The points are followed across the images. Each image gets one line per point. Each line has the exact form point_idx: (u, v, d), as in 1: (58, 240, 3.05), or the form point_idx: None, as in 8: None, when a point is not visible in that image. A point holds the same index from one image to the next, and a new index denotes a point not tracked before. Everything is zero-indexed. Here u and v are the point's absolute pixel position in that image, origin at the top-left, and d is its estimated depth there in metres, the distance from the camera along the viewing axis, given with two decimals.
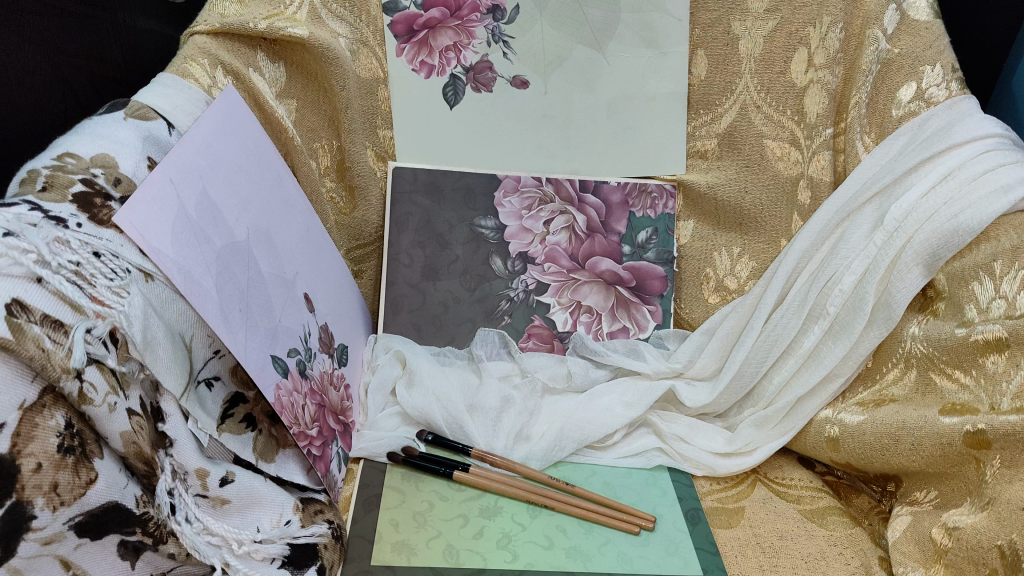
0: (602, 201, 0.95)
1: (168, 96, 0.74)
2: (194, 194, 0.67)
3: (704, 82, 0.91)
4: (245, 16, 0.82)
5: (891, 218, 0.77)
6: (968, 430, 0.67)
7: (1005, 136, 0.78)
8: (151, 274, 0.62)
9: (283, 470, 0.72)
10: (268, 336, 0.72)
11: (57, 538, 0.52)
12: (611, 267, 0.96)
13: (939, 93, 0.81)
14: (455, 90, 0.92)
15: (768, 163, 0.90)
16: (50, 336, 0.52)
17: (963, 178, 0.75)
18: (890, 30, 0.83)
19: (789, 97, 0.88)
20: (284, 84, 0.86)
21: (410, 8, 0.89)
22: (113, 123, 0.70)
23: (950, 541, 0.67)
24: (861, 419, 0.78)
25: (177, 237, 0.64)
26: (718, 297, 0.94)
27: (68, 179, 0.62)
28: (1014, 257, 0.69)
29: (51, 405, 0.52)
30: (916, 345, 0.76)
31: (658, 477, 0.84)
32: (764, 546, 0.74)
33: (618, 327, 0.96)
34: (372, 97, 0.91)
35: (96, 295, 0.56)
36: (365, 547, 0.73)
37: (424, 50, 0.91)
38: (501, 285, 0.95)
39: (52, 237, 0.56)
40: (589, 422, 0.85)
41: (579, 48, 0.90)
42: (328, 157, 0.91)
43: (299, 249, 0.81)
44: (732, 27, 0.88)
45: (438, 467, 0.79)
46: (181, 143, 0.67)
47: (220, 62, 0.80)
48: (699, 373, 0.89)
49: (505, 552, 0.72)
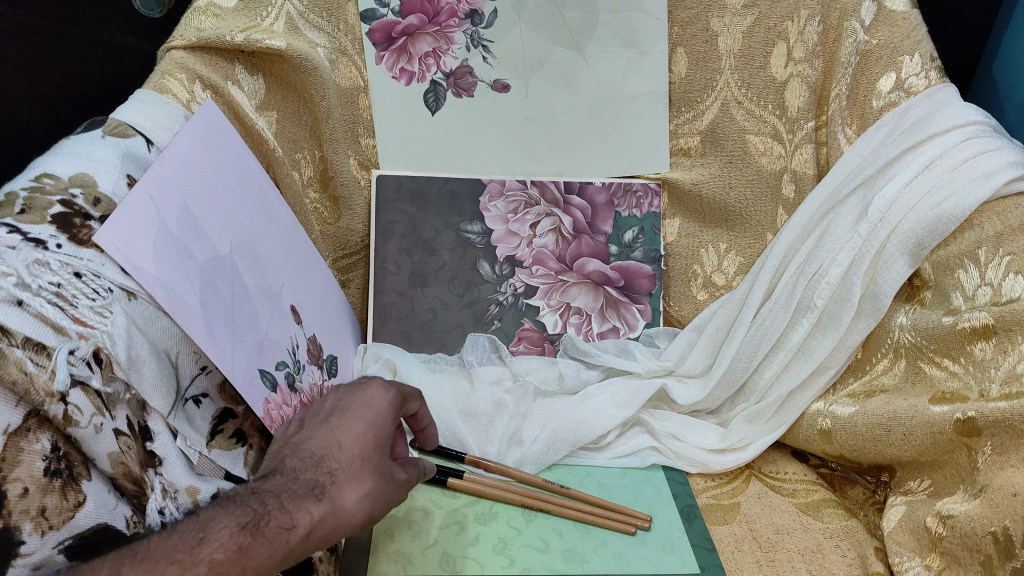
0: (587, 201, 0.95)
1: (146, 112, 0.74)
2: (174, 210, 0.67)
3: (685, 80, 0.90)
4: (222, 29, 0.82)
5: (875, 208, 0.77)
6: (959, 418, 0.67)
7: (987, 123, 0.78)
8: (134, 292, 0.62)
9: None
10: (255, 348, 0.72)
11: (48, 563, 0.51)
12: (599, 267, 0.95)
13: (918, 83, 0.81)
14: (436, 96, 0.91)
15: (752, 158, 0.89)
16: (33, 359, 0.52)
17: (945, 167, 0.75)
18: (867, 22, 0.83)
19: (770, 92, 0.88)
20: (264, 96, 0.86)
21: (387, 15, 0.89)
22: (92, 142, 0.70)
23: (945, 529, 0.67)
24: (853, 410, 0.78)
25: (160, 255, 0.64)
26: (706, 294, 0.95)
27: (47, 201, 0.62)
28: (998, 244, 0.70)
29: (36, 429, 0.52)
30: (904, 335, 0.76)
31: (653, 477, 0.83)
32: (760, 540, 0.75)
33: (608, 328, 0.96)
34: (353, 105, 0.90)
35: (78, 316, 0.57)
36: (360, 558, 0.72)
37: (403, 58, 0.90)
38: (489, 290, 0.95)
39: (32, 259, 0.57)
40: (583, 425, 0.84)
41: (558, 49, 0.90)
42: (311, 168, 0.91)
43: (284, 261, 0.81)
44: (711, 23, 0.87)
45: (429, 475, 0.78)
46: (160, 159, 0.68)
47: (197, 76, 0.79)
48: (690, 370, 0.89)
49: (501, 557, 0.72)
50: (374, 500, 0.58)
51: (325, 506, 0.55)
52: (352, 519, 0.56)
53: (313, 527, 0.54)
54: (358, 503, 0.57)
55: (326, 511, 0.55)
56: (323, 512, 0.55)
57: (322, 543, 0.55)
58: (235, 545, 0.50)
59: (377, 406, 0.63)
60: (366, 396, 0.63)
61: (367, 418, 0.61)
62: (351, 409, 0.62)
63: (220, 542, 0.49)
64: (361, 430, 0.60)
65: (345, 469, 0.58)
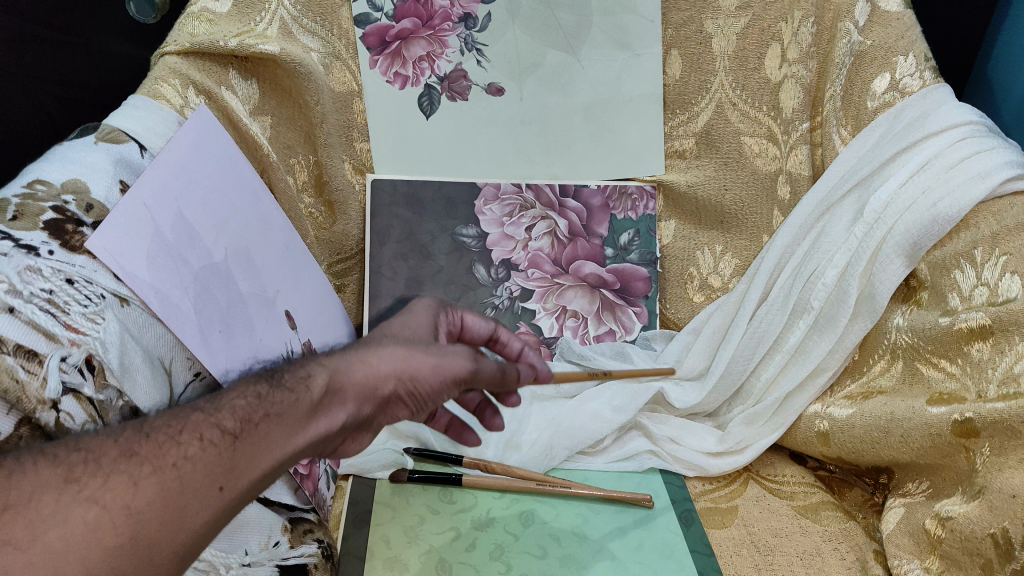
0: (582, 205, 0.95)
1: (139, 118, 0.73)
2: (168, 216, 0.67)
3: (679, 82, 0.90)
4: (215, 34, 0.81)
5: (870, 209, 0.77)
6: (957, 419, 0.67)
7: (982, 123, 0.78)
8: (127, 298, 0.62)
9: (269, 491, 0.68)
10: (251, 356, 0.71)
11: None
12: (595, 270, 0.95)
13: (913, 82, 0.81)
14: (431, 100, 0.91)
15: (747, 160, 0.89)
16: (24, 366, 0.52)
17: (939, 167, 0.75)
18: (862, 22, 0.83)
19: (764, 93, 0.88)
20: (257, 100, 0.86)
21: (381, 19, 0.89)
22: (85, 148, 0.69)
23: (944, 531, 0.67)
24: (850, 412, 0.78)
25: (153, 261, 0.64)
26: (703, 296, 0.94)
27: (39, 207, 0.61)
28: (994, 243, 0.70)
29: (28, 437, 0.52)
30: (901, 336, 0.76)
31: (650, 480, 0.83)
32: (759, 544, 0.74)
33: (605, 331, 0.95)
34: (348, 111, 0.90)
35: (70, 322, 0.57)
36: (355, 565, 0.73)
37: (398, 61, 0.90)
38: (485, 294, 0.94)
39: (23, 265, 0.56)
40: (579, 430, 0.84)
41: (552, 52, 0.90)
42: (306, 172, 0.91)
43: (279, 267, 0.80)
44: (705, 25, 0.87)
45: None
46: (154, 165, 0.68)
47: (192, 82, 0.79)
48: (688, 373, 0.89)
49: (498, 563, 0.73)
50: (403, 360, 0.54)
51: (338, 367, 0.51)
52: (376, 377, 0.52)
53: (332, 384, 0.51)
54: (387, 359, 0.53)
55: (341, 364, 0.52)
56: (335, 373, 0.51)
57: (347, 400, 0.51)
58: (243, 413, 0.46)
59: (420, 315, 0.64)
60: (413, 314, 0.64)
61: (407, 322, 0.62)
62: (394, 321, 0.63)
63: (223, 413, 0.46)
64: (400, 327, 0.61)
65: (372, 342, 0.56)
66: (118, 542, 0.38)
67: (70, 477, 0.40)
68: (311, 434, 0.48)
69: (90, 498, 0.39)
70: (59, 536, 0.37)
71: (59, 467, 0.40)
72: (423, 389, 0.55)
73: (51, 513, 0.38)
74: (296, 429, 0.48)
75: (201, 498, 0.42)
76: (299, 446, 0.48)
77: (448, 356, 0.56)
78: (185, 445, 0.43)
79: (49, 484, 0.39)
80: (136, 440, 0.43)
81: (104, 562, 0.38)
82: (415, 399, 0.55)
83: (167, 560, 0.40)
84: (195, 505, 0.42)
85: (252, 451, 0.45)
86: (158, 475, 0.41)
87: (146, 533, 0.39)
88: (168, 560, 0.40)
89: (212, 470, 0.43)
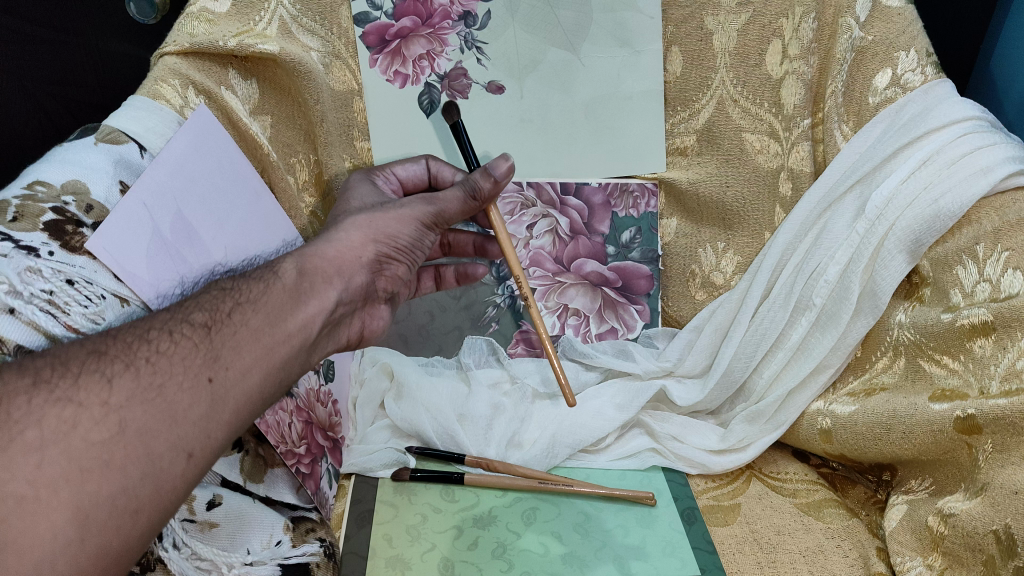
0: (584, 202, 0.94)
1: (139, 119, 0.73)
2: (168, 215, 0.68)
3: (680, 79, 0.89)
4: (215, 34, 0.81)
5: (871, 206, 0.76)
6: (959, 416, 0.67)
7: (984, 119, 0.77)
8: (127, 298, 0.62)
9: (273, 491, 0.72)
10: None
11: None
12: (597, 268, 0.96)
13: (915, 78, 0.81)
14: (431, 98, 0.90)
15: (748, 157, 0.89)
16: None
17: (940, 164, 0.75)
18: (863, 18, 0.82)
19: (765, 90, 0.87)
20: (257, 100, 0.86)
21: (381, 18, 0.87)
22: (84, 149, 0.68)
23: (947, 528, 0.67)
24: (852, 409, 0.78)
25: (153, 259, 0.65)
26: (705, 293, 0.94)
27: (39, 208, 0.61)
28: (997, 240, 0.69)
29: None
30: (904, 333, 0.76)
31: (652, 478, 0.83)
32: (761, 542, 0.74)
33: (607, 329, 0.97)
34: (348, 109, 0.90)
35: (70, 322, 0.57)
36: (358, 564, 0.73)
37: (397, 61, 0.88)
38: (487, 292, 0.93)
39: (24, 266, 0.57)
40: (581, 427, 0.84)
41: (552, 50, 0.88)
42: (306, 171, 0.92)
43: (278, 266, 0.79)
44: (705, 21, 0.86)
45: (467, 147, 0.79)
46: (153, 164, 0.68)
47: (191, 81, 0.79)
48: (689, 371, 0.90)
49: (500, 562, 0.73)
50: (369, 227, 0.65)
51: (307, 254, 0.61)
52: (349, 251, 0.63)
53: (305, 269, 0.60)
54: (352, 239, 0.63)
55: (303, 259, 0.60)
56: (304, 264, 0.60)
57: (321, 272, 0.60)
58: (212, 309, 0.54)
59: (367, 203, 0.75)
60: (357, 187, 0.79)
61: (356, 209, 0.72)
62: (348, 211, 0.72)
63: (191, 312, 0.53)
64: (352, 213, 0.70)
65: (326, 233, 0.64)
66: (108, 430, 0.45)
67: (40, 381, 0.45)
68: (310, 307, 0.58)
69: (65, 397, 0.45)
70: (40, 433, 0.43)
71: (27, 375, 0.46)
72: (404, 238, 0.67)
73: (31, 412, 0.44)
74: (282, 314, 0.56)
75: (188, 384, 0.49)
76: (305, 317, 0.57)
77: (406, 207, 0.68)
78: (157, 341, 0.50)
79: (20, 389, 0.45)
80: (103, 342, 0.50)
81: (98, 448, 0.44)
82: (401, 251, 0.67)
83: (164, 440, 0.47)
84: (179, 390, 0.48)
85: (227, 340, 0.52)
86: (133, 372, 0.48)
87: (134, 421, 0.46)
88: (166, 444, 0.47)
89: (191, 363, 0.50)
